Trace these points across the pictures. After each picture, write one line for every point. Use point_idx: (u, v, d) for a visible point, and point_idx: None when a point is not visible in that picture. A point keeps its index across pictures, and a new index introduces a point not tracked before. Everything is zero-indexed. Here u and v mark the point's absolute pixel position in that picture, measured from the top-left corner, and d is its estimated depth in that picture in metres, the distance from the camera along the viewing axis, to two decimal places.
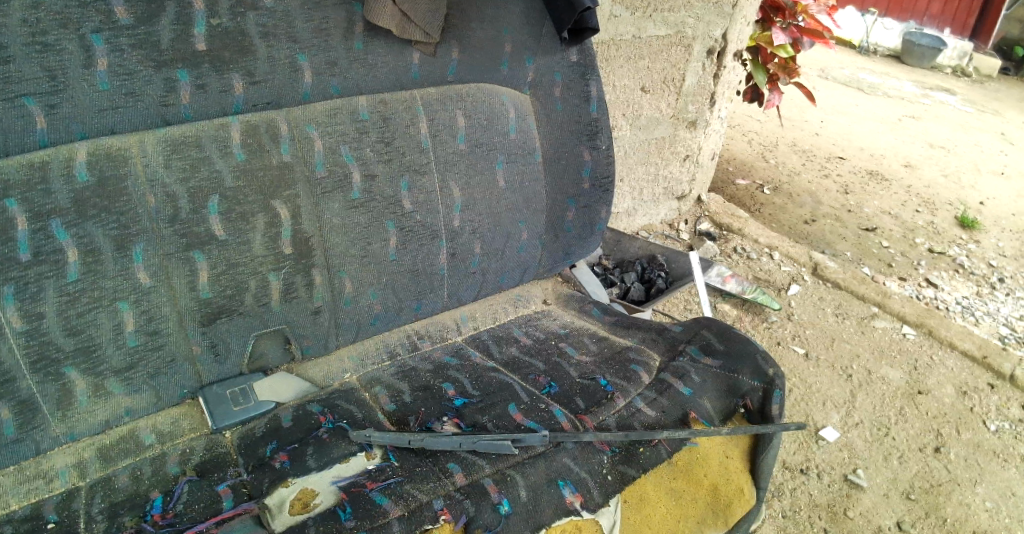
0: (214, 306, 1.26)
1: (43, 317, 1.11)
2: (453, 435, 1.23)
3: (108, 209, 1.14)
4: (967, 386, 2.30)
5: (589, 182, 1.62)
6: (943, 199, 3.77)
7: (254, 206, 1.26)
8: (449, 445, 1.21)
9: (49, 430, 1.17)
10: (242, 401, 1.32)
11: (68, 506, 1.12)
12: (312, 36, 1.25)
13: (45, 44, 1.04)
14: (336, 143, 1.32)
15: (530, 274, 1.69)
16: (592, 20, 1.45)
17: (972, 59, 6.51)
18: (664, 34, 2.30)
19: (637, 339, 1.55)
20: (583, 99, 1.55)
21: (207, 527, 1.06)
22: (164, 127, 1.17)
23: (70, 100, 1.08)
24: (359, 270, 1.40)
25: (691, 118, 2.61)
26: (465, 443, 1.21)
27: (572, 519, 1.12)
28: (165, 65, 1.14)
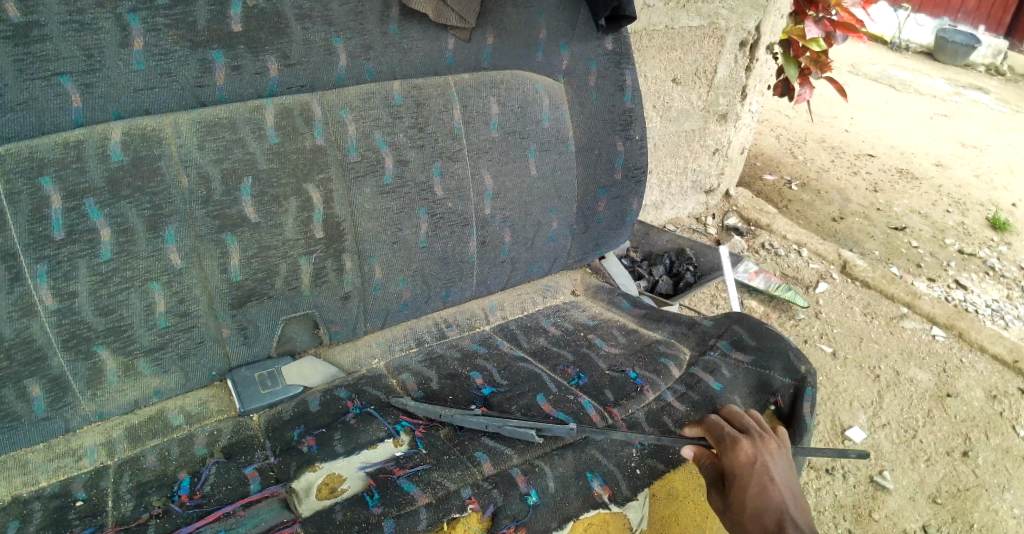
0: (244, 288, 1.26)
1: (76, 296, 1.12)
2: (477, 417, 1.23)
3: (142, 189, 1.14)
4: (997, 390, 2.25)
5: (622, 172, 1.60)
6: (974, 200, 3.69)
7: (287, 189, 1.26)
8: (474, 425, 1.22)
9: (79, 409, 1.18)
10: (270, 385, 1.32)
11: (96, 485, 1.13)
12: (347, 19, 1.24)
13: (82, 23, 1.05)
14: (369, 128, 1.31)
15: (560, 265, 1.68)
16: (630, 8, 1.41)
17: (1006, 57, 6.36)
18: (698, 25, 2.26)
19: (667, 333, 1.53)
20: (618, 88, 1.53)
21: (234, 509, 1.06)
22: (198, 108, 1.17)
23: (105, 79, 1.09)
24: (389, 256, 1.40)
25: (722, 111, 2.57)
26: (490, 428, 1.21)
27: (599, 512, 1.11)
28: (200, 45, 1.14)
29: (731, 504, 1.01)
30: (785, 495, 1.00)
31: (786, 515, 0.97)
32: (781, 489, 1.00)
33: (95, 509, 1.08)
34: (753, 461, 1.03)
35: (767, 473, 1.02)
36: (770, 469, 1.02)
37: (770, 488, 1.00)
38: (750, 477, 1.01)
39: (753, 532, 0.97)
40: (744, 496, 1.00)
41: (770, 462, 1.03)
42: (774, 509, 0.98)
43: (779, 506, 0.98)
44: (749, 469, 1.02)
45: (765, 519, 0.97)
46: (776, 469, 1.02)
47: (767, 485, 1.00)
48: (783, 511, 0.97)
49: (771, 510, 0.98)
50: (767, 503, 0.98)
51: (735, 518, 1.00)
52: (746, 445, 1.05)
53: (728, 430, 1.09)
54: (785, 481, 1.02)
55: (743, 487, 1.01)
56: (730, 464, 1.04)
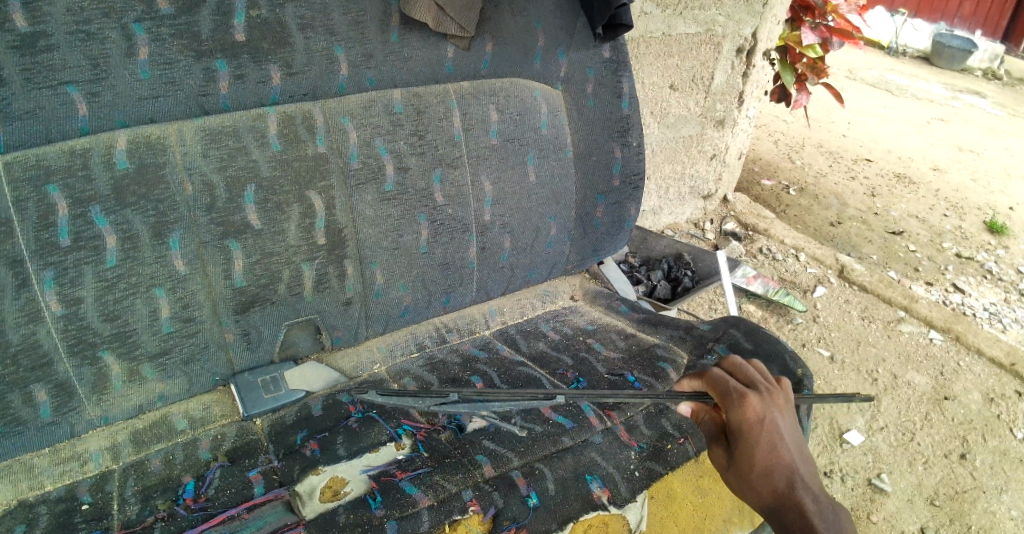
0: (247, 294, 1.28)
1: (82, 302, 1.14)
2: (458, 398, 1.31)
3: (147, 196, 1.16)
4: (995, 393, 2.26)
5: (619, 179, 1.62)
6: (971, 204, 3.71)
7: (289, 196, 1.28)
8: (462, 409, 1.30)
9: (84, 413, 1.19)
10: (273, 389, 1.33)
11: (101, 488, 1.14)
12: (348, 28, 1.26)
13: (88, 33, 1.07)
14: (370, 136, 1.33)
15: (559, 270, 1.70)
16: (627, 16, 1.42)
17: (1003, 61, 6.39)
18: (695, 32, 2.28)
19: (665, 337, 1.55)
20: (615, 96, 1.55)
21: (238, 513, 1.07)
22: (202, 116, 1.19)
23: (111, 88, 1.11)
24: (390, 262, 1.41)
25: (719, 117, 2.59)
26: (473, 412, 1.28)
27: (598, 513, 1.13)
28: (204, 55, 1.16)
29: (738, 464, 0.96)
30: (794, 455, 0.96)
31: (798, 477, 0.94)
32: (790, 448, 0.96)
33: (101, 512, 1.09)
34: (761, 418, 0.98)
35: (777, 431, 0.97)
36: (780, 426, 0.98)
37: (780, 448, 0.96)
38: (760, 436, 0.96)
39: (762, 493, 0.94)
40: (753, 457, 0.95)
41: (779, 420, 0.98)
42: (785, 471, 0.94)
43: (789, 466, 0.95)
44: (758, 427, 0.97)
45: (775, 481, 0.94)
46: (785, 426, 0.98)
47: (777, 445, 0.96)
48: (792, 472, 0.94)
49: (780, 471, 0.94)
50: (778, 463, 0.95)
51: (742, 478, 0.96)
52: (753, 398, 1.00)
53: (733, 384, 1.03)
54: (792, 438, 0.98)
55: (752, 445, 0.96)
56: (737, 420, 0.99)
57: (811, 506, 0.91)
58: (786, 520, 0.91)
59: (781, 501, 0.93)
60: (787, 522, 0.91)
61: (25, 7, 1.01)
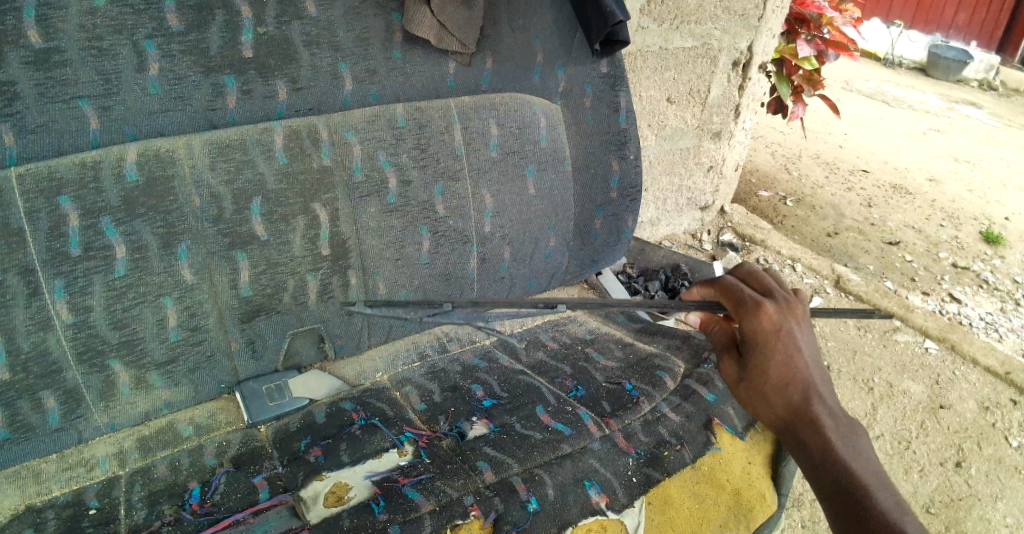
0: (253, 303, 1.31)
1: (91, 310, 1.16)
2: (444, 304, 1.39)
3: (155, 207, 1.18)
4: (990, 402, 2.29)
5: (617, 191, 1.65)
6: (968, 214, 3.74)
7: (295, 208, 1.31)
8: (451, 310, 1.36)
9: (91, 420, 1.22)
10: (277, 397, 1.36)
11: (108, 494, 1.16)
12: (353, 44, 1.31)
13: (101, 48, 1.11)
14: (374, 149, 1.36)
15: (558, 280, 1.72)
16: (624, 32, 1.46)
17: (999, 72, 6.45)
18: (691, 46, 2.32)
19: (661, 346, 1.57)
20: (612, 109, 1.59)
21: (244, 517, 1.09)
22: (210, 130, 1.22)
23: (122, 103, 1.14)
24: (392, 272, 1.44)
25: (716, 129, 2.63)
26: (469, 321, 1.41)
27: (597, 518, 1.14)
28: (213, 70, 1.20)
29: (751, 378, 1.00)
30: (810, 366, 0.99)
31: (813, 390, 0.98)
32: (807, 359, 0.99)
33: (108, 517, 1.11)
34: (778, 330, 1.00)
35: (794, 343, 0.99)
36: (797, 337, 1.00)
37: (796, 359, 0.98)
38: (776, 348, 0.99)
39: (776, 404, 0.98)
40: (768, 370, 0.99)
41: (797, 331, 1.00)
42: (800, 383, 0.98)
43: (805, 380, 0.98)
44: (775, 338, 0.99)
45: (789, 392, 0.98)
46: (802, 337, 1.00)
47: (793, 357, 0.99)
48: (808, 384, 0.98)
49: (795, 382, 0.98)
50: (793, 375, 0.98)
51: (755, 388, 1.00)
52: (770, 309, 1.01)
53: (748, 293, 1.03)
54: (810, 349, 1.00)
55: (768, 359, 0.99)
56: (752, 333, 1.01)
57: (824, 420, 0.95)
58: (799, 432, 0.96)
59: (794, 414, 0.97)
60: (800, 433, 0.96)
61: (39, 24, 1.06)
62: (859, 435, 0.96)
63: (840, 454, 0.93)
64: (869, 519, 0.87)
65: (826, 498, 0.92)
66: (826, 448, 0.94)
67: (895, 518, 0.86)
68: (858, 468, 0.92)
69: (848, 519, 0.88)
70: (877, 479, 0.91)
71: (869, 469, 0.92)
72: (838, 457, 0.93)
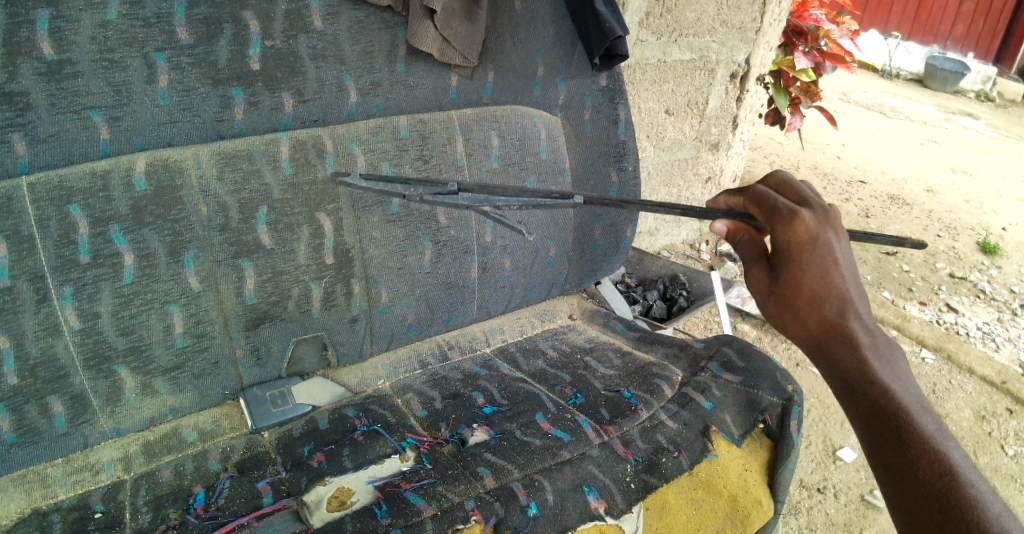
0: (258, 311, 1.33)
1: (99, 316, 1.19)
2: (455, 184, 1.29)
3: (163, 216, 1.21)
4: (986, 411, 2.31)
5: (616, 201, 1.65)
6: (964, 225, 3.77)
7: (299, 218, 1.33)
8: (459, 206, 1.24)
9: (97, 425, 1.24)
10: (280, 403, 1.38)
11: (113, 498, 1.18)
12: (358, 58, 1.33)
13: (112, 61, 1.13)
14: (377, 160, 1.39)
15: (558, 289, 1.76)
16: (623, 47, 1.48)
17: (995, 84, 6.50)
18: (690, 58, 2.36)
19: (659, 355, 1.59)
20: (612, 122, 1.60)
21: (248, 521, 1.11)
22: (218, 140, 1.24)
23: (131, 114, 1.16)
24: (394, 281, 1.47)
25: (714, 140, 2.66)
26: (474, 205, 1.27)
27: (596, 523, 1.16)
28: (221, 82, 1.22)
29: (785, 292, 0.89)
30: (847, 282, 0.89)
31: (850, 306, 0.88)
32: (844, 272, 0.90)
33: (114, 520, 1.13)
34: (815, 241, 0.90)
35: (832, 256, 0.90)
36: (834, 250, 0.90)
37: (833, 272, 0.89)
38: (812, 260, 0.89)
39: (808, 321, 0.88)
40: (804, 283, 0.88)
41: (834, 242, 0.91)
42: (838, 298, 0.88)
43: (841, 295, 0.88)
44: (811, 247, 0.90)
45: (824, 307, 0.87)
46: (838, 250, 0.91)
47: (830, 270, 0.89)
48: (843, 300, 0.88)
49: (830, 297, 0.88)
50: (829, 289, 0.88)
51: (785, 303, 0.89)
52: (806, 218, 0.92)
53: (783, 204, 0.95)
54: (846, 264, 0.91)
55: (803, 270, 0.89)
56: (786, 243, 0.91)
57: (864, 339, 0.86)
58: (834, 352, 0.87)
59: (832, 333, 0.87)
60: (837, 354, 0.87)
61: (52, 36, 1.07)
62: (895, 355, 0.89)
63: (878, 377, 0.86)
64: (909, 447, 0.81)
65: (862, 425, 0.85)
66: (863, 370, 0.86)
67: (936, 446, 0.82)
68: (897, 391, 0.85)
69: (886, 448, 0.82)
70: (916, 403, 0.85)
71: (907, 393, 0.85)
72: (876, 381, 0.85)
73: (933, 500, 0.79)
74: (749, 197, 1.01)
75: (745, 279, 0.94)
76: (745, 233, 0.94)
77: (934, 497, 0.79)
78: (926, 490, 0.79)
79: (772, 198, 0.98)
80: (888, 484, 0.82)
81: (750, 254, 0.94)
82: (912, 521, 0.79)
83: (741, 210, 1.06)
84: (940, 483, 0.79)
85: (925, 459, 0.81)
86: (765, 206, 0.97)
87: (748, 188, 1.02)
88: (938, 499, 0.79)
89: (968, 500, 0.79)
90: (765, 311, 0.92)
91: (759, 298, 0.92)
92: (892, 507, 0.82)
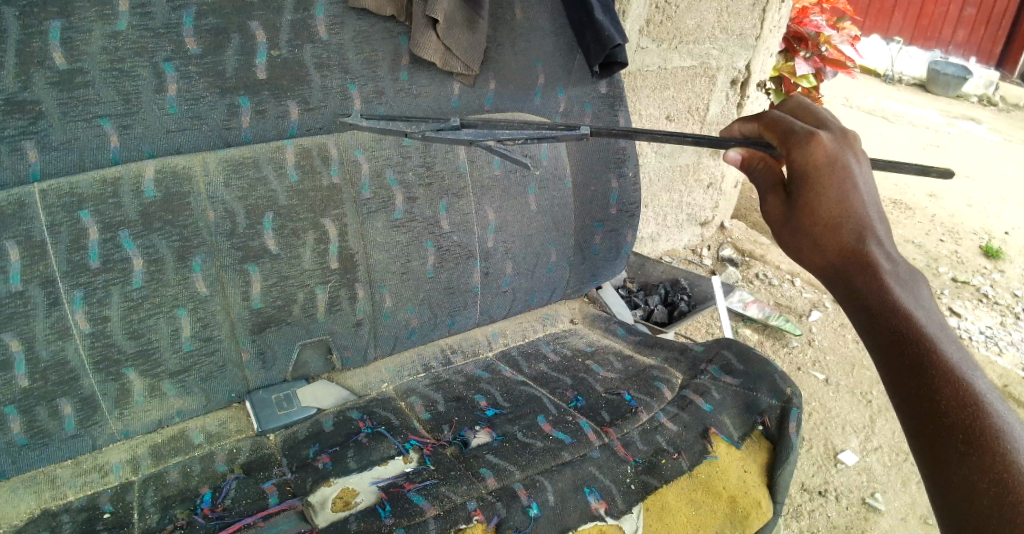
0: (264, 315, 1.35)
1: (108, 320, 1.21)
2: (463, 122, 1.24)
3: (172, 222, 1.23)
4: None
5: (617, 207, 1.70)
6: (967, 229, 3.78)
7: (305, 224, 1.36)
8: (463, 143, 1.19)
9: (106, 427, 1.26)
10: (286, 406, 1.40)
11: (122, 498, 1.20)
12: (362, 67, 1.35)
13: (121, 70, 1.15)
14: (381, 167, 1.41)
15: (559, 294, 1.77)
16: (621, 55, 1.52)
17: (998, 88, 6.52)
18: (690, 65, 2.38)
19: (660, 358, 1.61)
20: (611, 129, 1.63)
21: (254, 521, 1.12)
22: (225, 148, 1.27)
23: (141, 122, 1.19)
24: (398, 285, 1.49)
25: (715, 146, 2.67)
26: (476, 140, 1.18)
27: (596, 523, 1.18)
28: (229, 91, 1.25)
29: (799, 216, 0.86)
30: (868, 206, 0.85)
31: (870, 230, 0.84)
32: (864, 196, 0.86)
33: (122, 520, 1.14)
34: (833, 162, 0.87)
35: (851, 178, 0.86)
36: (854, 172, 0.86)
37: (852, 195, 0.85)
38: (830, 182, 0.86)
39: (825, 246, 0.84)
40: (820, 207, 0.85)
41: (854, 164, 0.87)
42: (856, 222, 0.84)
43: (862, 219, 0.84)
44: (829, 170, 0.86)
45: (842, 231, 0.84)
46: (858, 173, 0.87)
47: (849, 192, 0.85)
48: (864, 224, 0.84)
49: (848, 222, 0.84)
50: (847, 212, 0.84)
51: (802, 229, 0.85)
52: (824, 139, 0.88)
53: (800, 127, 0.92)
54: (867, 188, 0.87)
55: (820, 194, 0.85)
56: (802, 166, 0.88)
57: (886, 264, 0.81)
58: (853, 279, 0.83)
59: (851, 260, 0.83)
60: (856, 280, 0.82)
61: (64, 46, 1.10)
62: (920, 283, 0.84)
63: (902, 304, 0.80)
64: (934, 377, 0.77)
65: (882, 354, 0.80)
66: (885, 297, 0.81)
67: (962, 377, 0.77)
68: (922, 320, 0.80)
69: (910, 379, 0.77)
70: (943, 332, 0.80)
71: (934, 322, 0.80)
72: (900, 309, 0.80)
73: (959, 433, 0.75)
74: (764, 123, 0.98)
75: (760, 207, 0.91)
76: (760, 159, 0.93)
77: (961, 429, 0.75)
78: (952, 421, 0.75)
79: (789, 122, 0.94)
80: (907, 416, 0.78)
81: (764, 183, 0.92)
82: (935, 454, 0.76)
83: (757, 137, 1.01)
84: (965, 414, 0.76)
85: (950, 387, 0.76)
86: (780, 129, 0.95)
87: (764, 115, 0.99)
88: (964, 432, 0.75)
89: (996, 433, 0.75)
90: (780, 240, 0.88)
91: (773, 226, 0.89)
92: (911, 439, 0.78)
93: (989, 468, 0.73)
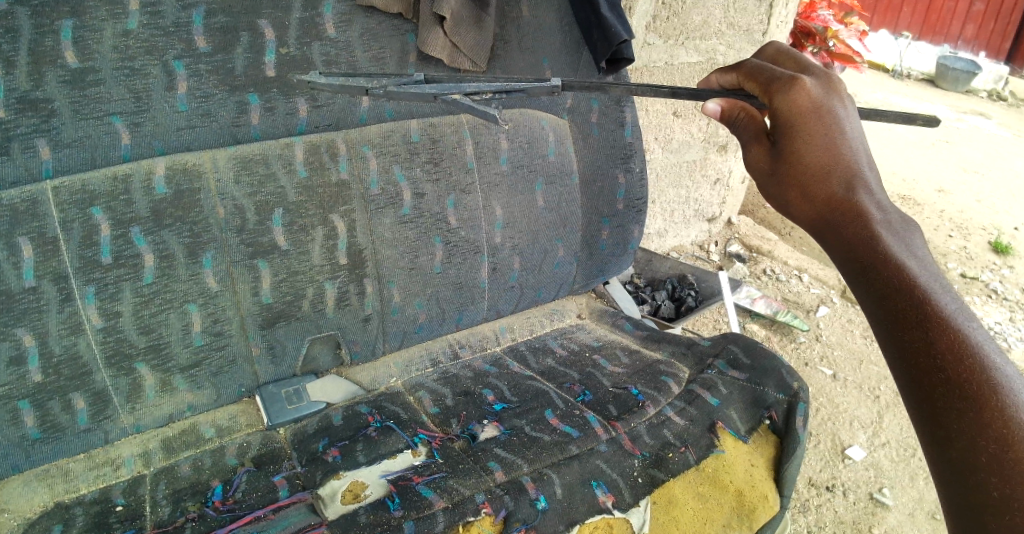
0: (274, 310, 1.37)
1: (120, 315, 1.23)
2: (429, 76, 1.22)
3: (183, 219, 1.25)
4: None
5: (623, 202, 1.68)
6: (976, 224, 3.76)
7: (314, 220, 1.37)
8: (429, 98, 1.17)
9: (118, 421, 1.27)
10: (295, 401, 1.41)
11: (134, 491, 1.21)
12: (370, 64, 1.36)
13: (132, 69, 1.16)
14: (389, 163, 1.42)
15: (566, 290, 1.78)
16: (629, 51, 1.48)
17: (1007, 83, 6.46)
18: (697, 61, 2.37)
19: (667, 353, 1.61)
20: (618, 125, 1.60)
21: (264, 514, 1.14)
22: (234, 145, 1.28)
23: (152, 119, 1.20)
24: (407, 280, 1.50)
25: (722, 142, 2.66)
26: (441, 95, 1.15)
27: (604, 516, 1.19)
28: (238, 89, 1.26)
29: (787, 165, 0.84)
30: (856, 154, 0.85)
31: (857, 179, 0.83)
32: (851, 143, 0.85)
33: (134, 513, 1.16)
34: (818, 109, 0.86)
35: (839, 123, 0.85)
36: (841, 117, 0.86)
37: (841, 143, 0.84)
38: (815, 130, 0.85)
39: (815, 196, 0.83)
40: (806, 157, 0.84)
41: (840, 110, 0.86)
42: (843, 171, 0.83)
43: (849, 169, 0.84)
44: (815, 116, 0.85)
45: (830, 179, 0.83)
46: (845, 119, 0.86)
47: (837, 140, 0.84)
48: (853, 173, 0.84)
49: (836, 171, 0.83)
50: (835, 160, 0.84)
51: (791, 180, 0.84)
52: (808, 85, 0.87)
53: (785, 73, 0.91)
54: (855, 134, 0.86)
55: (808, 143, 0.84)
56: (787, 114, 0.87)
57: (874, 212, 0.81)
58: (842, 228, 0.82)
59: (838, 210, 0.82)
60: (844, 230, 0.82)
61: (75, 45, 1.11)
62: (912, 231, 0.83)
63: (891, 254, 0.80)
64: (928, 327, 0.76)
65: (872, 305, 0.79)
66: (875, 246, 0.80)
67: (959, 326, 0.76)
68: (913, 268, 0.80)
69: (903, 330, 0.77)
70: (935, 280, 0.79)
71: (925, 271, 0.80)
72: (891, 258, 0.80)
73: (953, 386, 0.74)
74: (745, 74, 0.97)
75: (745, 159, 0.90)
76: (740, 110, 0.90)
77: (955, 382, 0.74)
78: (946, 374, 0.75)
79: (769, 72, 0.94)
80: (900, 368, 0.77)
81: (748, 132, 0.90)
82: (931, 409, 0.75)
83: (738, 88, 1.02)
84: (958, 365, 0.75)
85: (947, 338, 0.75)
86: (762, 78, 0.94)
87: (743, 64, 0.99)
88: (959, 384, 0.74)
89: (993, 385, 0.74)
90: (765, 192, 0.88)
91: (761, 179, 0.88)
92: (906, 394, 0.77)
93: (984, 421, 0.73)
